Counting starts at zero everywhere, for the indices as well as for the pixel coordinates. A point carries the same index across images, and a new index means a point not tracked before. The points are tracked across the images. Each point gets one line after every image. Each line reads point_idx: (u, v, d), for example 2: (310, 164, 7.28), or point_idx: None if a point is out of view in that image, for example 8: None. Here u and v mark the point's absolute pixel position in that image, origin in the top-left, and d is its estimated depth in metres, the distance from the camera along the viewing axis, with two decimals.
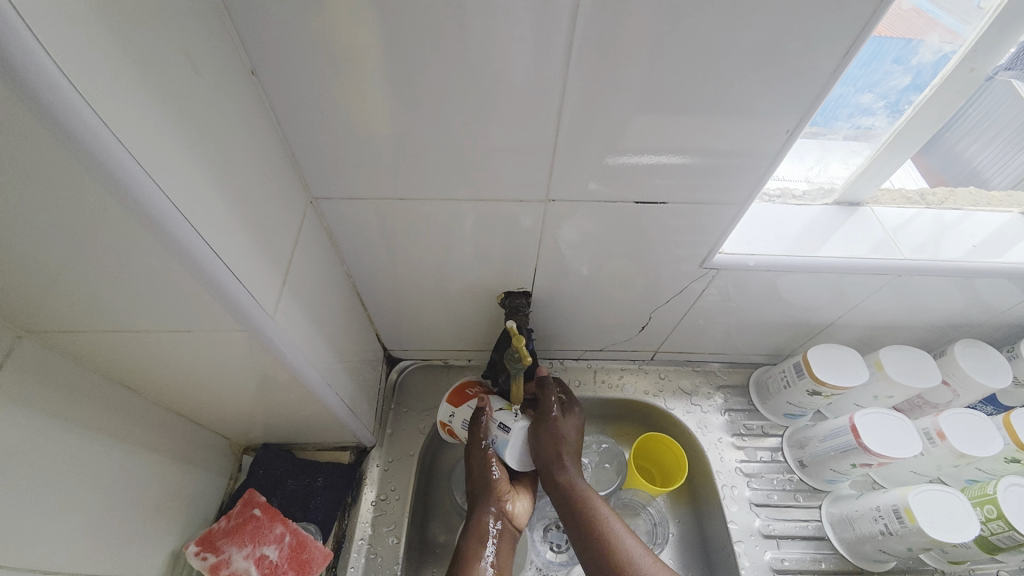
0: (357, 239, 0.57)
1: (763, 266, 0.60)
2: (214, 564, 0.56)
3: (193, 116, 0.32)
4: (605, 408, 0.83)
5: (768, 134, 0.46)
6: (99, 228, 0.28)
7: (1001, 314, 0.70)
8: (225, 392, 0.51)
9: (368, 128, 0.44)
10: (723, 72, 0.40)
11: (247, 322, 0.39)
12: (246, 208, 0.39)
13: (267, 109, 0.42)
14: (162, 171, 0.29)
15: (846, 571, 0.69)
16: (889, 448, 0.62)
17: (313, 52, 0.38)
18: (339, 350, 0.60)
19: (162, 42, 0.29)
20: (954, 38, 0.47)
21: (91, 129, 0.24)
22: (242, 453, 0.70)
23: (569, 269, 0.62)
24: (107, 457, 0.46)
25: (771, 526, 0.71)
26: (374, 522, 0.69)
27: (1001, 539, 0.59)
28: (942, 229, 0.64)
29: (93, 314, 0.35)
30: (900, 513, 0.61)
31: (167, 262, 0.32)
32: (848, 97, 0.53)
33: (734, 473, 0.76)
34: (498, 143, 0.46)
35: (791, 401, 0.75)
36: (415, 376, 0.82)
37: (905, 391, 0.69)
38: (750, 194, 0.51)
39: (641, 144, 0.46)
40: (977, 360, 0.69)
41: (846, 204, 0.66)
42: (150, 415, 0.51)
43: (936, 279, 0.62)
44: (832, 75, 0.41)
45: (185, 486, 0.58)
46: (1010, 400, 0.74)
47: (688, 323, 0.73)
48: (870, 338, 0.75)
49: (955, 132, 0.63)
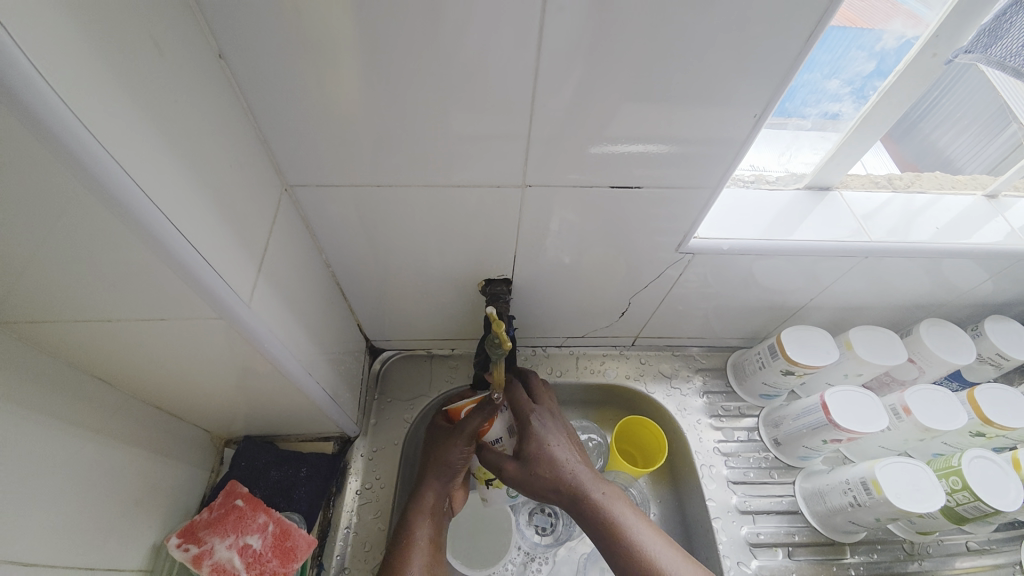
0: (334, 227, 0.56)
1: (737, 250, 0.61)
2: (197, 554, 0.55)
3: (161, 98, 0.32)
4: (586, 394, 0.84)
5: (737, 120, 0.47)
6: (67, 214, 0.28)
7: (964, 294, 0.73)
8: (204, 385, 0.51)
9: (340, 114, 0.44)
10: (691, 58, 0.41)
11: (223, 308, 0.39)
12: (220, 196, 0.38)
13: (238, 94, 0.42)
14: (128, 156, 0.29)
15: (818, 543, 0.71)
16: (857, 424, 0.65)
17: (283, 36, 0.38)
18: (319, 339, 0.60)
19: (126, 28, 0.29)
20: (917, 23, 0.49)
21: (52, 109, 0.24)
22: (224, 446, 0.69)
23: (549, 257, 0.63)
24: (83, 450, 0.45)
25: (748, 502, 0.74)
26: (359, 510, 0.70)
27: (967, 509, 0.62)
28: (912, 213, 0.66)
29: (60, 301, 0.34)
30: (868, 485, 0.64)
31: (142, 250, 0.31)
32: (816, 83, 0.54)
33: (711, 453, 0.78)
34: (474, 129, 0.46)
35: (765, 382, 0.77)
36: (398, 366, 0.82)
37: (873, 369, 0.71)
38: (722, 178, 0.52)
39: (615, 130, 0.47)
40: (941, 338, 0.72)
41: (816, 189, 0.67)
42: (126, 408, 0.51)
43: (903, 260, 0.64)
44: (797, 58, 0.41)
45: (165, 479, 0.58)
46: (974, 375, 0.77)
47: (666, 308, 0.75)
48: (842, 319, 0.77)
49: (930, 121, 0.66)
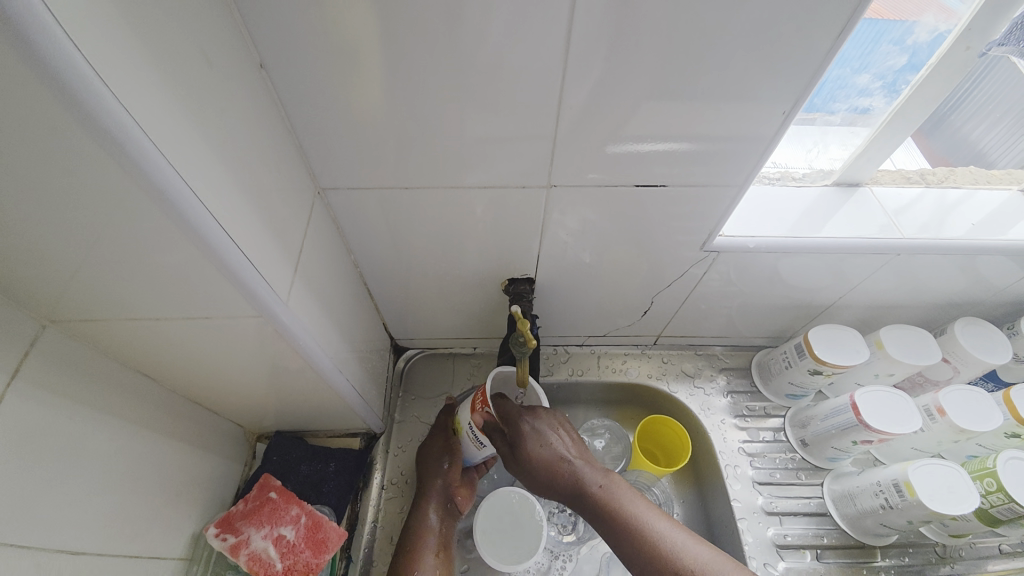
0: (363, 229, 0.58)
1: (763, 248, 0.61)
2: (235, 544, 0.58)
3: (209, 108, 0.33)
4: (608, 393, 0.84)
5: (765, 117, 0.46)
6: (121, 216, 0.29)
7: (1000, 292, 0.71)
8: (240, 381, 0.53)
9: (370, 118, 0.45)
10: (718, 57, 0.41)
11: (262, 307, 0.40)
12: (260, 198, 0.40)
13: (275, 101, 0.43)
14: (182, 162, 0.30)
15: (847, 545, 0.70)
16: (890, 425, 0.64)
17: (318, 44, 0.39)
18: (349, 337, 0.61)
19: (177, 41, 0.30)
20: (949, 17, 0.48)
21: (115, 118, 0.25)
22: (256, 441, 0.72)
23: (571, 256, 0.63)
24: (129, 442, 0.48)
25: (774, 503, 0.73)
26: (385, 505, 0.72)
27: (1000, 511, 0.60)
28: (943, 209, 0.65)
29: (113, 301, 0.36)
30: (900, 487, 0.62)
31: (192, 250, 0.33)
32: (846, 78, 0.53)
33: (736, 453, 0.77)
34: (502, 131, 0.47)
35: (792, 382, 0.76)
36: (422, 364, 0.84)
37: (905, 369, 0.70)
38: (748, 176, 0.52)
39: (640, 129, 0.47)
40: (976, 338, 0.70)
41: (844, 185, 0.66)
42: (168, 403, 0.53)
43: (937, 257, 0.62)
44: (827, 55, 0.41)
45: (203, 472, 0.60)
46: (1010, 376, 0.75)
47: (690, 306, 0.74)
48: (871, 318, 0.76)
49: (962, 113, 0.63)
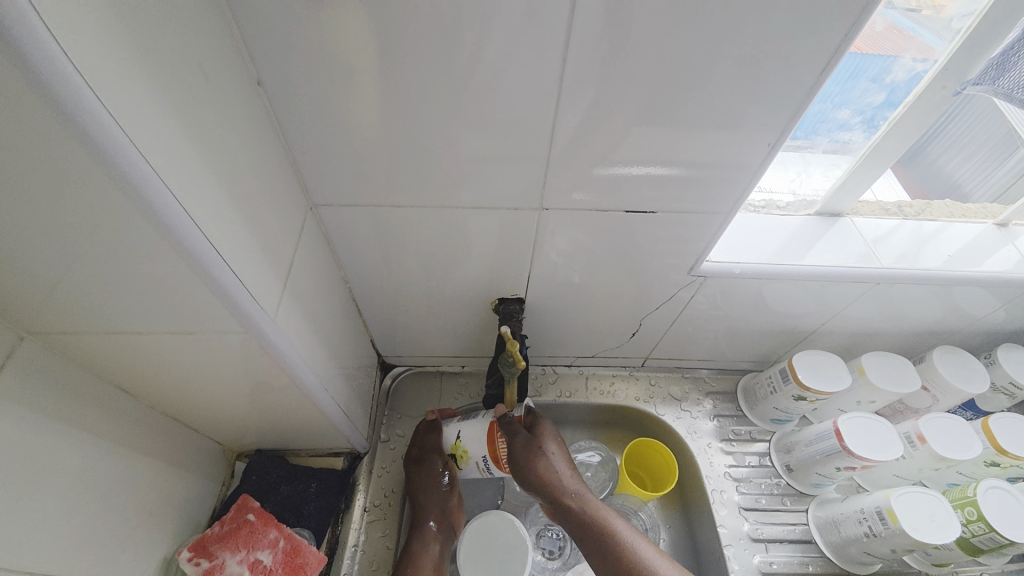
0: (354, 245, 0.57)
1: (749, 274, 0.62)
2: (208, 569, 0.56)
3: (206, 122, 0.34)
4: (595, 415, 0.84)
5: (749, 147, 0.48)
6: (110, 229, 0.29)
7: (977, 321, 0.73)
8: (222, 397, 0.52)
9: (365, 137, 0.46)
10: (706, 88, 0.43)
11: (249, 322, 0.40)
12: (252, 212, 0.40)
13: (271, 117, 0.43)
14: (175, 177, 0.30)
15: (832, 573, 0.70)
16: (872, 451, 0.64)
17: (317, 64, 0.40)
18: (336, 354, 0.61)
19: (177, 57, 0.31)
20: (928, 55, 0.50)
21: (110, 133, 0.25)
22: (235, 459, 0.70)
23: (561, 277, 0.64)
24: (103, 459, 0.46)
25: (760, 530, 0.73)
26: (367, 528, 0.70)
27: (981, 540, 0.61)
28: (920, 240, 0.67)
29: (95, 313, 0.35)
30: (883, 515, 0.63)
31: (181, 264, 0.33)
32: (827, 112, 0.55)
33: (722, 478, 0.77)
34: (495, 153, 0.48)
35: (777, 407, 0.77)
36: (409, 382, 0.83)
37: (887, 395, 0.71)
38: (735, 204, 0.53)
39: (631, 155, 0.48)
40: (954, 366, 0.72)
41: (827, 216, 0.68)
42: (145, 419, 0.51)
43: (915, 286, 0.64)
44: (809, 90, 0.43)
45: (178, 491, 0.58)
46: (988, 404, 0.77)
47: (677, 329, 0.75)
48: (853, 344, 0.77)
49: (937, 146, 0.66)
